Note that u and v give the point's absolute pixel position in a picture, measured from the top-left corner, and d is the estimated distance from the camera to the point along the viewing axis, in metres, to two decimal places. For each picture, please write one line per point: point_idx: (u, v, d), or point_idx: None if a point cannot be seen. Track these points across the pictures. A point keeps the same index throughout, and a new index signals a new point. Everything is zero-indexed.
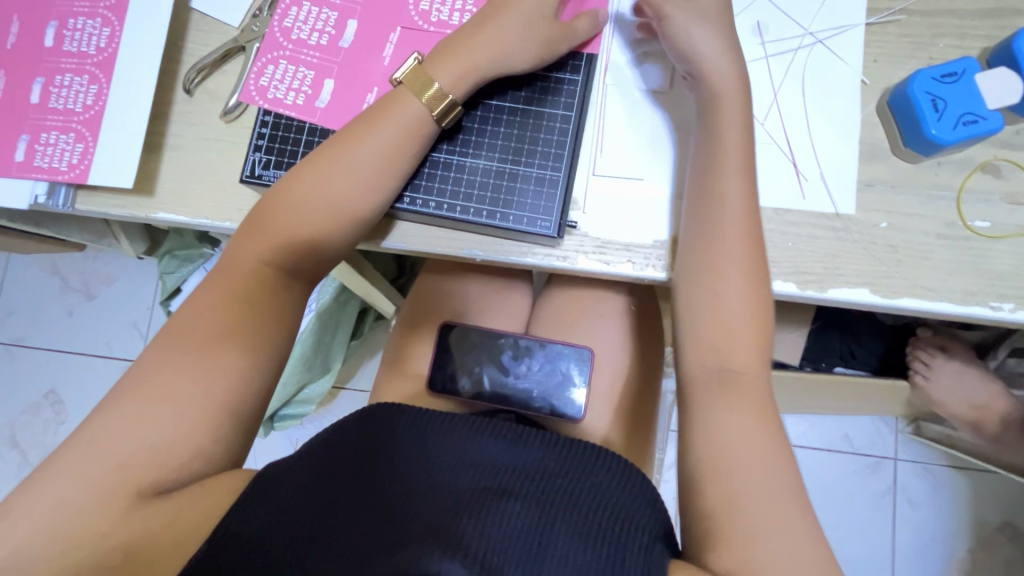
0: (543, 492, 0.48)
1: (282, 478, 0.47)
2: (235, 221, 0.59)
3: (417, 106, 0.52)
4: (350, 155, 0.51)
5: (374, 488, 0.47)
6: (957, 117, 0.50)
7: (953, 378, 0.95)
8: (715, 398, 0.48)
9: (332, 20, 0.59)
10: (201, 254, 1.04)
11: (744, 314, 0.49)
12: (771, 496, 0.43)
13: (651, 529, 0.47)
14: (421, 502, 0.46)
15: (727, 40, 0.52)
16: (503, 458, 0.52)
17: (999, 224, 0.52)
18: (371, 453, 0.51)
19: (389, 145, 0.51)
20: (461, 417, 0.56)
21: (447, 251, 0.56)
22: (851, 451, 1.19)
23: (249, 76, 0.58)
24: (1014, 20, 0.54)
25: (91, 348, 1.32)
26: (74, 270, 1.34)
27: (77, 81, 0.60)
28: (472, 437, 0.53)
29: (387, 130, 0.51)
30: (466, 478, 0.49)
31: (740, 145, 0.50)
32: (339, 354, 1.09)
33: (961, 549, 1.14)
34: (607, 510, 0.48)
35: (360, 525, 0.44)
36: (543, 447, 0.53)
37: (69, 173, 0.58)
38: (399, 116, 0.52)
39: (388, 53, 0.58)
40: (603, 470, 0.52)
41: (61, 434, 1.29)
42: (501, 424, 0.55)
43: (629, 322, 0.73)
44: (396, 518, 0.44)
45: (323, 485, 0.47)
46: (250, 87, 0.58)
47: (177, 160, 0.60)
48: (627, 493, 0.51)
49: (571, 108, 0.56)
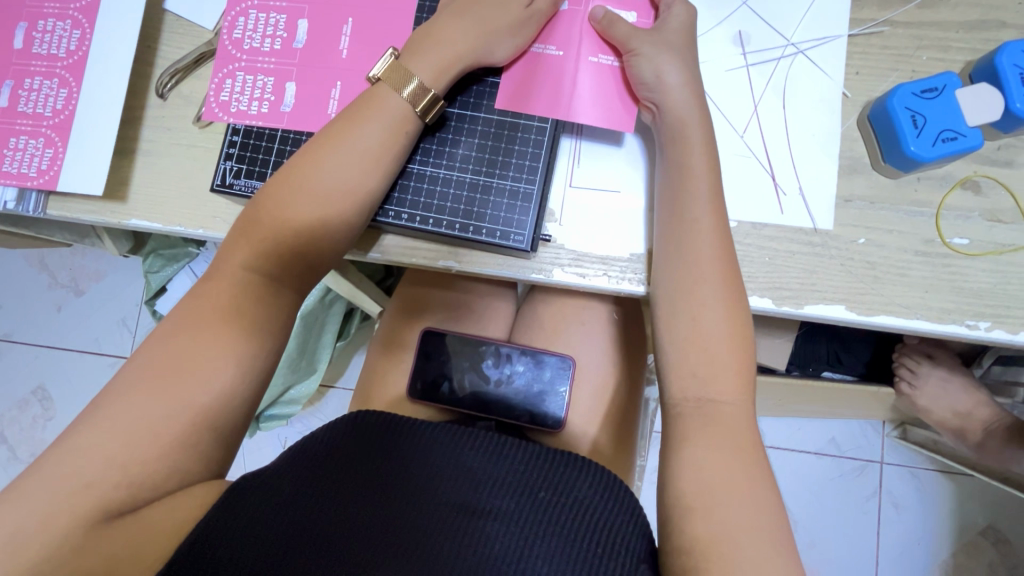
0: (523, 508, 0.47)
1: (254, 495, 0.44)
2: (208, 229, 0.58)
3: (398, 101, 0.50)
4: (334, 155, 0.48)
5: (355, 502, 0.46)
6: (937, 134, 0.49)
7: (938, 385, 0.95)
8: (694, 419, 0.47)
9: (282, 23, 0.58)
10: (186, 253, 1.03)
11: (720, 336, 0.48)
12: (756, 531, 0.42)
13: (636, 548, 0.46)
14: (404, 522, 0.45)
15: (688, 70, 0.51)
16: (484, 471, 0.50)
17: (978, 242, 0.51)
18: (343, 460, 0.48)
19: (374, 143, 0.49)
20: (443, 426, 0.53)
21: (423, 262, 0.56)
22: (838, 454, 1.19)
23: (209, 93, 0.58)
24: (999, 33, 0.53)
25: (78, 345, 1.31)
26: (60, 265, 1.33)
27: (47, 84, 0.59)
28: (452, 451, 0.51)
29: (369, 127, 0.49)
30: (446, 494, 0.48)
31: (708, 168, 0.50)
32: (327, 354, 1.08)
33: (943, 552, 1.15)
34: (589, 527, 0.47)
35: (343, 544, 0.43)
36: (528, 455, 0.52)
37: (39, 178, 0.57)
38: (391, 105, 0.50)
39: (345, 45, 0.57)
40: (586, 483, 0.50)
41: (49, 431, 1.28)
42: (482, 434, 0.53)
43: (611, 330, 0.72)
44: (376, 540, 0.43)
45: (301, 500, 0.45)
46: (212, 104, 0.57)
47: (150, 165, 0.59)
48: (611, 507, 0.49)
49: (547, 119, 0.54)
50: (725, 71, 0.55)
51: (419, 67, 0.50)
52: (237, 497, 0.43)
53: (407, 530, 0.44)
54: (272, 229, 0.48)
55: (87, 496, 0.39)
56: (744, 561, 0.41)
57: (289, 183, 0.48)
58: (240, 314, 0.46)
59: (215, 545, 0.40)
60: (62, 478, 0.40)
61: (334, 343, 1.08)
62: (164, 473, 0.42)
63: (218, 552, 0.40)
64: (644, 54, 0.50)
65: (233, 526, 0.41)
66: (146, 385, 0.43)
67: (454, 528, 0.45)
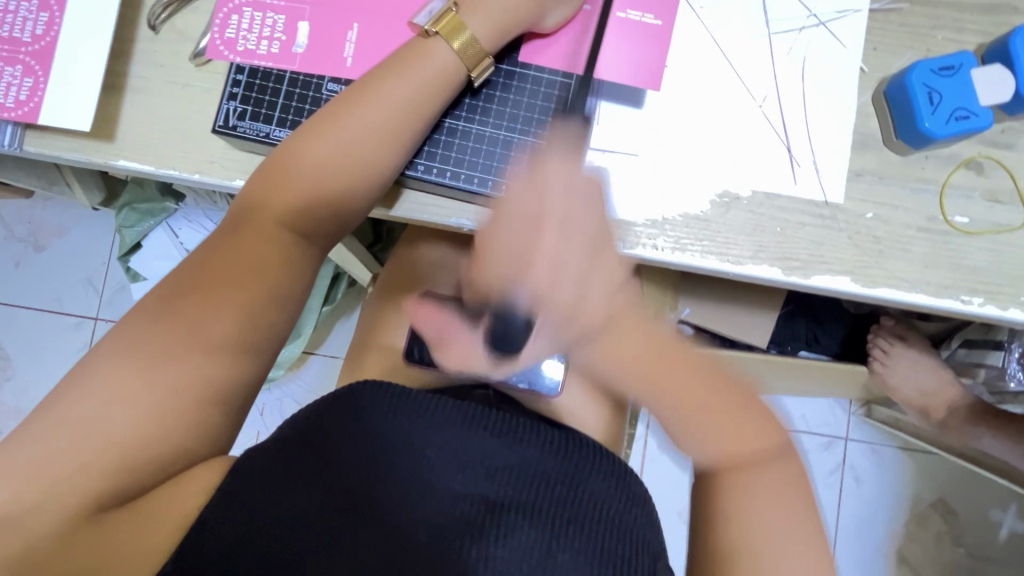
0: (540, 507, 0.45)
1: (259, 479, 0.42)
2: (205, 174, 0.54)
3: (447, 53, 0.49)
4: (369, 111, 0.47)
5: (362, 497, 0.43)
6: (951, 112, 0.50)
7: (910, 366, 0.99)
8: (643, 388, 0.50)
9: None
10: (164, 209, 0.97)
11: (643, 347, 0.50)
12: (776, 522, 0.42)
13: (646, 539, 0.46)
14: (414, 523, 0.43)
15: None
16: (499, 459, 0.47)
17: (977, 221, 0.53)
18: (343, 450, 0.45)
19: (412, 99, 0.48)
20: (455, 407, 0.49)
21: (435, 219, 0.54)
22: (806, 430, 1.24)
23: (213, 29, 0.54)
24: (1010, 18, 0.55)
25: (39, 303, 1.24)
26: (19, 218, 1.25)
27: (24, 7, 0.54)
28: (465, 439, 0.48)
29: (410, 82, 0.48)
30: (453, 492, 0.45)
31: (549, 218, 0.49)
32: (312, 319, 1.03)
33: (897, 522, 1.23)
34: (607, 526, 0.45)
35: (352, 547, 0.41)
36: (542, 445, 0.49)
37: (17, 110, 0.53)
38: (441, 57, 0.49)
39: None
40: (601, 474, 0.48)
41: (8, 391, 1.22)
42: (495, 417, 0.49)
43: (613, 299, 0.70)
44: (377, 551, 0.41)
45: (297, 500, 0.42)
46: (217, 41, 0.54)
47: (140, 103, 0.55)
48: (624, 498, 0.48)
49: (572, 75, 0.54)
50: (747, 38, 0.55)
51: (476, 23, 0.49)
52: (242, 475, 0.42)
53: (418, 534, 0.42)
54: (298, 182, 0.46)
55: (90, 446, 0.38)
56: (778, 543, 0.42)
57: (323, 135, 0.47)
58: (251, 262, 0.45)
59: (221, 530, 0.39)
60: (64, 425, 0.38)
61: (320, 308, 1.05)
62: (170, 425, 0.40)
63: (225, 544, 0.39)
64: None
65: (222, 524, 0.39)
66: (151, 334, 0.41)
67: (461, 535, 0.42)
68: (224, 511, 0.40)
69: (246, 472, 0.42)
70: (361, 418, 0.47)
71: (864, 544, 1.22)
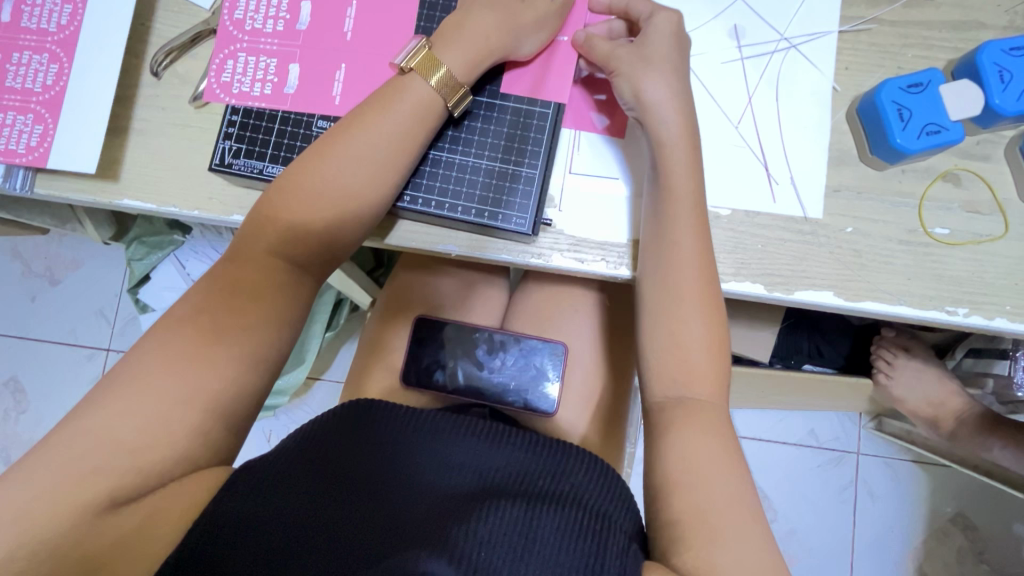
0: (524, 491, 0.46)
1: (263, 476, 0.44)
2: (203, 210, 0.57)
3: (426, 89, 0.51)
4: (360, 142, 0.49)
5: (355, 490, 0.45)
6: (922, 127, 0.51)
7: (914, 376, 0.97)
8: (678, 403, 0.47)
9: (285, 5, 0.57)
10: (172, 241, 1.01)
11: (700, 350, 0.48)
12: (733, 501, 0.43)
13: (626, 529, 0.47)
14: (404, 509, 0.44)
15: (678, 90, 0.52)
16: (482, 460, 0.50)
17: (958, 232, 0.54)
18: (343, 454, 0.48)
19: (398, 132, 0.50)
20: (442, 418, 0.54)
21: (423, 246, 0.56)
22: (816, 445, 1.22)
23: (211, 74, 0.57)
24: (979, 33, 0.56)
25: (54, 336, 1.27)
26: (36, 254, 1.29)
27: (36, 59, 0.57)
28: (452, 443, 0.52)
29: (396, 117, 0.50)
30: (445, 483, 0.47)
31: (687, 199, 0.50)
32: (316, 345, 1.05)
33: (915, 539, 1.19)
34: (588, 508, 0.46)
35: (345, 531, 0.42)
36: (525, 445, 0.53)
37: (28, 156, 0.56)
38: (419, 95, 0.51)
39: (348, 28, 0.57)
40: (580, 475, 0.51)
41: (23, 424, 1.25)
42: (479, 425, 0.54)
43: (598, 317, 0.72)
44: (374, 527, 0.42)
45: (301, 491, 0.44)
46: (214, 85, 0.57)
47: (143, 144, 0.58)
48: (605, 497, 0.49)
49: (550, 105, 0.56)
50: (721, 62, 0.57)
51: (451, 59, 0.51)
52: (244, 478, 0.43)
53: (407, 516, 0.43)
54: (293, 216, 0.48)
55: (92, 474, 0.39)
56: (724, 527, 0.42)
57: (315, 169, 0.49)
58: (243, 293, 0.46)
59: (223, 528, 0.40)
60: (65, 456, 0.39)
61: (324, 334, 1.06)
62: (172, 452, 0.41)
63: (225, 539, 0.40)
64: (621, 62, 0.52)
65: (225, 518, 0.41)
66: (153, 363, 0.43)
67: (451, 510, 0.44)
68: (229, 511, 0.41)
69: (254, 471, 0.44)
70: (358, 427, 0.51)
71: (882, 562, 1.19)
